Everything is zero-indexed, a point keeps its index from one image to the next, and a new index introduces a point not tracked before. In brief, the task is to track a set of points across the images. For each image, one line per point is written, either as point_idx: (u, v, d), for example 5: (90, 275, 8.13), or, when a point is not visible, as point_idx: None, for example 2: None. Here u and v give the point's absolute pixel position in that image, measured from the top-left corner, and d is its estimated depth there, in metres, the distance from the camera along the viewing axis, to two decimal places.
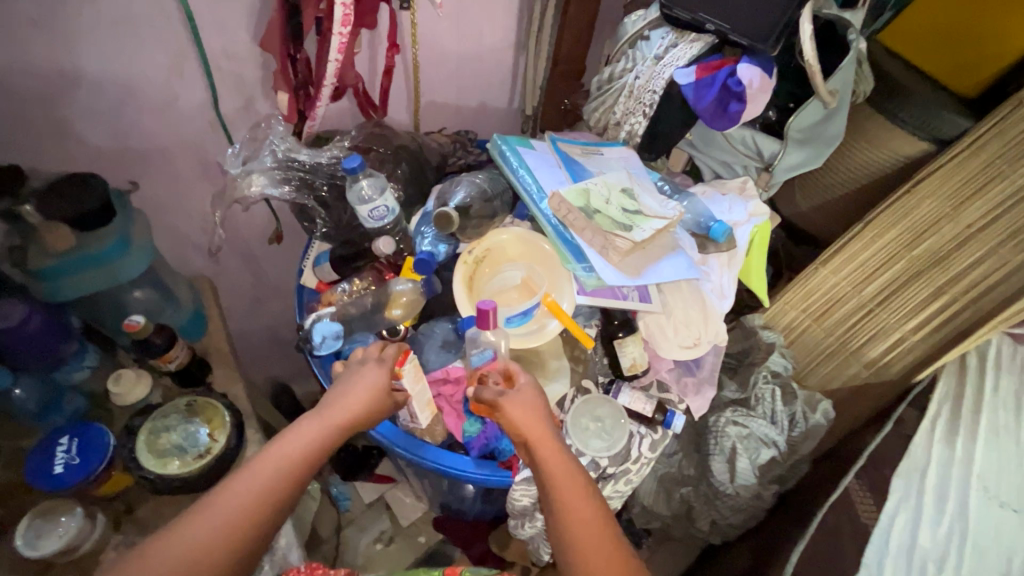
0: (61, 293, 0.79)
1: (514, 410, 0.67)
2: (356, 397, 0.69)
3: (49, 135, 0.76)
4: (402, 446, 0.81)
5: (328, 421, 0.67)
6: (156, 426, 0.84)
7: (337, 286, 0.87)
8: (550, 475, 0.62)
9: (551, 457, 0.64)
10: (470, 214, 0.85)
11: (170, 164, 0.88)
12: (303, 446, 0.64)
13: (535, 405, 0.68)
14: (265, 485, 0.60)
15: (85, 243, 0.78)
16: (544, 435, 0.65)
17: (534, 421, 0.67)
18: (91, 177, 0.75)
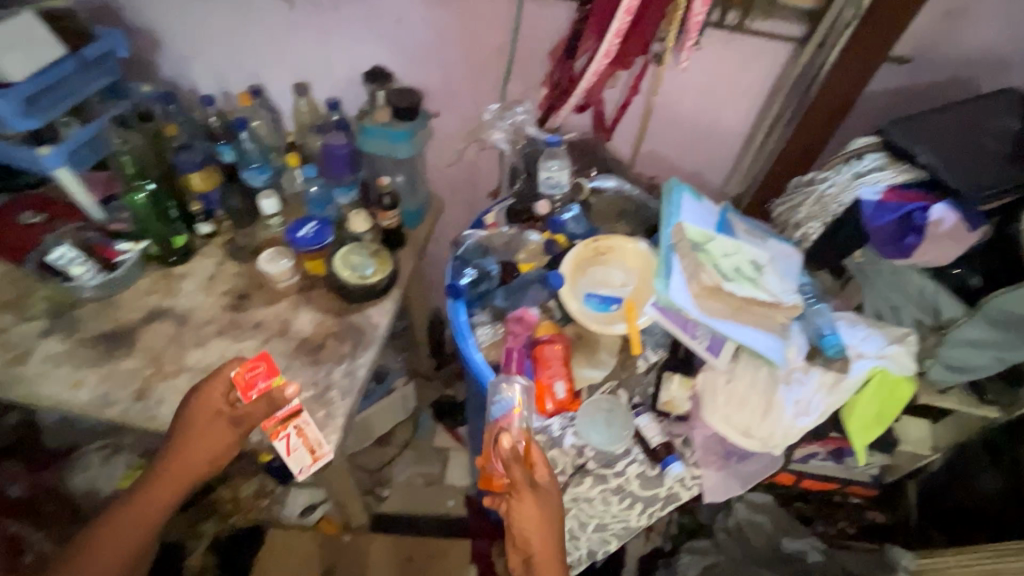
0: (365, 143, 1.24)
1: (526, 511, 0.77)
2: (191, 454, 0.94)
3: (415, 65, 1.25)
4: (461, 343, 1.03)
5: (174, 467, 0.94)
6: (353, 250, 1.23)
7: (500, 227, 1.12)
8: (538, 568, 0.76)
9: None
10: (603, 195, 1.09)
11: (462, 112, 1.32)
12: (164, 490, 0.94)
13: (545, 510, 0.77)
14: (134, 526, 0.92)
15: (392, 123, 1.22)
16: (548, 554, 0.76)
17: (544, 528, 0.77)
18: (416, 94, 1.21)
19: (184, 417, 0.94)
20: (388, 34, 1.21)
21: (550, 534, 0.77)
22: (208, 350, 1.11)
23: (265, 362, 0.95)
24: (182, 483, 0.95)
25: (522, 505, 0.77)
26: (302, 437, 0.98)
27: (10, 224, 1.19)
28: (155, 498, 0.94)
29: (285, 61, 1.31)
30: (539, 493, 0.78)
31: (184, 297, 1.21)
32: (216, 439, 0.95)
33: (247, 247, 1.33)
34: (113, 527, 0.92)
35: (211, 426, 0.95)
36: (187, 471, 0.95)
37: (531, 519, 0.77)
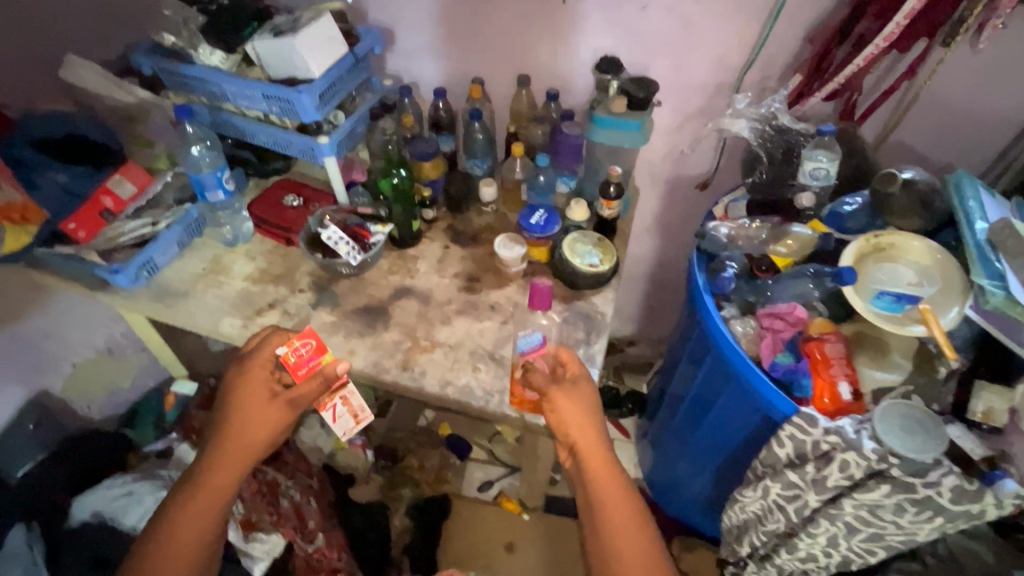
0: (595, 133, 1.25)
1: (563, 403, 0.97)
2: (250, 433, 1.00)
3: (649, 54, 1.25)
4: (711, 333, 1.02)
5: (233, 449, 1.00)
6: (578, 238, 1.27)
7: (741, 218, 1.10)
8: (588, 453, 0.95)
9: (596, 461, 0.95)
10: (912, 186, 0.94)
11: (687, 102, 1.30)
12: (224, 475, 0.99)
13: (583, 406, 0.98)
14: (195, 514, 0.96)
15: (627, 113, 1.23)
16: (588, 439, 0.95)
17: (587, 425, 0.96)
18: (653, 83, 1.21)
19: (238, 398, 1.02)
20: (627, 24, 1.21)
21: (594, 429, 0.97)
22: (454, 327, 1.18)
23: (314, 339, 1.05)
24: (244, 455, 1.00)
25: (562, 406, 0.97)
26: (347, 405, 1.12)
27: (278, 207, 1.34)
28: (218, 480, 0.98)
29: (511, 55, 1.35)
30: (575, 391, 0.99)
31: (421, 277, 1.29)
32: (268, 415, 1.01)
33: (466, 232, 1.40)
34: (178, 517, 0.96)
35: (258, 398, 1.02)
36: (247, 449, 1.00)
37: (574, 419, 0.97)
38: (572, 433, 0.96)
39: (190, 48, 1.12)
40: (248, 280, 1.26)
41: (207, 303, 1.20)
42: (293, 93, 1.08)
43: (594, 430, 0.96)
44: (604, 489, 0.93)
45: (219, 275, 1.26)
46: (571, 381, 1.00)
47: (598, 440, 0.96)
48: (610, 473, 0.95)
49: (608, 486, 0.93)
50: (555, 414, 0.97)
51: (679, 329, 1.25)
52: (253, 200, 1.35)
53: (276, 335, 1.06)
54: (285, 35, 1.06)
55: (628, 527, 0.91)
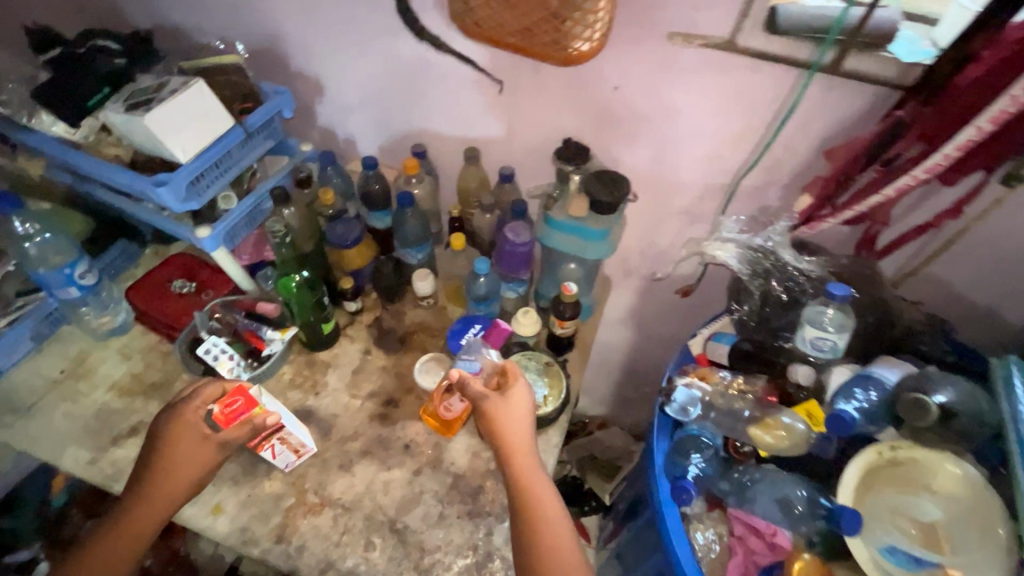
0: (549, 238, 1.01)
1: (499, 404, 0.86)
2: (171, 478, 0.81)
3: (623, 143, 0.99)
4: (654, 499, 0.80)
5: (156, 494, 0.81)
6: (520, 361, 1.05)
7: (719, 370, 0.88)
8: (509, 450, 0.84)
9: (521, 459, 0.83)
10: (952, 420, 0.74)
11: (668, 201, 1.05)
12: (145, 518, 0.81)
13: (523, 414, 0.86)
14: (111, 552, 0.80)
15: (588, 219, 0.98)
16: (514, 441, 0.84)
17: (523, 433, 0.85)
18: (624, 180, 0.95)
19: (162, 451, 0.81)
20: (595, 107, 0.96)
21: (529, 440, 0.85)
22: (354, 475, 0.95)
23: (245, 394, 0.83)
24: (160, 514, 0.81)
25: (498, 419, 0.85)
26: (285, 443, 0.90)
27: (161, 298, 1.10)
28: (138, 523, 0.80)
29: (457, 124, 1.10)
30: (515, 401, 0.86)
31: (327, 395, 1.06)
32: (197, 464, 0.83)
33: (395, 331, 1.17)
34: (96, 553, 0.79)
35: (183, 449, 0.82)
36: (171, 500, 0.81)
37: (512, 431, 0.85)
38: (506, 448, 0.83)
39: (28, 116, 0.88)
40: (114, 391, 1.03)
41: (54, 425, 0.97)
42: (147, 184, 0.83)
43: (527, 441, 0.85)
44: (534, 495, 0.82)
45: (79, 383, 1.03)
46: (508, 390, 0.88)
47: (531, 449, 0.84)
48: (538, 480, 0.83)
49: (537, 488, 0.82)
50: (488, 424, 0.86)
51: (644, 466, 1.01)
52: (130, 288, 1.11)
53: (209, 387, 0.85)
54: (139, 110, 0.82)
55: (559, 530, 0.79)
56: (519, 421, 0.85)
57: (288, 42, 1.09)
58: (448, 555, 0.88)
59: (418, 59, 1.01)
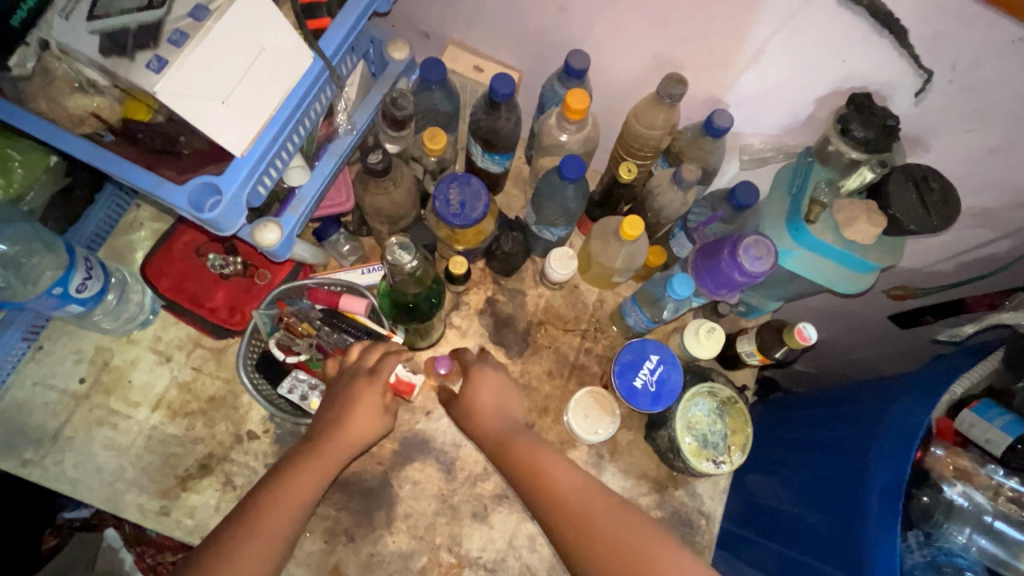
0: (789, 256, 0.67)
1: (472, 390, 0.70)
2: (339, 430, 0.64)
3: (957, 118, 0.59)
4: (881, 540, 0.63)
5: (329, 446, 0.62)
6: (699, 396, 0.79)
7: (987, 464, 0.68)
8: (487, 443, 0.67)
9: (505, 450, 0.65)
10: None
11: (966, 198, 0.69)
12: (304, 490, 0.59)
13: (494, 385, 0.70)
14: (282, 518, 0.57)
15: (864, 246, 0.64)
16: (488, 423, 0.68)
17: (489, 408, 0.69)
18: (953, 194, 0.60)
19: (346, 400, 0.65)
20: (955, 58, 0.54)
21: (501, 412, 0.69)
22: (493, 528, 0.78)
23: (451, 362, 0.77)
24: (327, 471, 0.61)
25: (472, 404, 0.69)
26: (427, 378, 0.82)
27: (202, 285, 0.77)
28: (295, 492, 0.58)
29: (664, 35, 0.65)
30: (478, 376, 0.71)
31: (442, 417, 0.82)
32: (370, 423, 0.65)
33: (516, 323, 0.87)
34: (262, 523, 0.56)
35: (366, 403, 0.65)
36: (343, 456, 0.63)
37: (476, 408, 0.69)
38: (483, 437, 0.68)
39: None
40: (161, 411, 0.77)
41: (96, 462, 0.74)
42: (184, 210, 0.45)
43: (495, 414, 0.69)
44: (544, 468, 0.61)
45: (111, 399, 0.76)
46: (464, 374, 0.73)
47: (505, 423, 0.68)
48: (521, 443, 0.64)
49: (547, 462, 0.62)
50: (466, 415, 0.70)
51: (813, 444, 0.82)
52: (148, 268, 0.75)
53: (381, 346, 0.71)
54: (150, 61, 0.39)
55: (577, 492, 0.59)
56: (492, 400, 0.69)
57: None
58: None
59: None
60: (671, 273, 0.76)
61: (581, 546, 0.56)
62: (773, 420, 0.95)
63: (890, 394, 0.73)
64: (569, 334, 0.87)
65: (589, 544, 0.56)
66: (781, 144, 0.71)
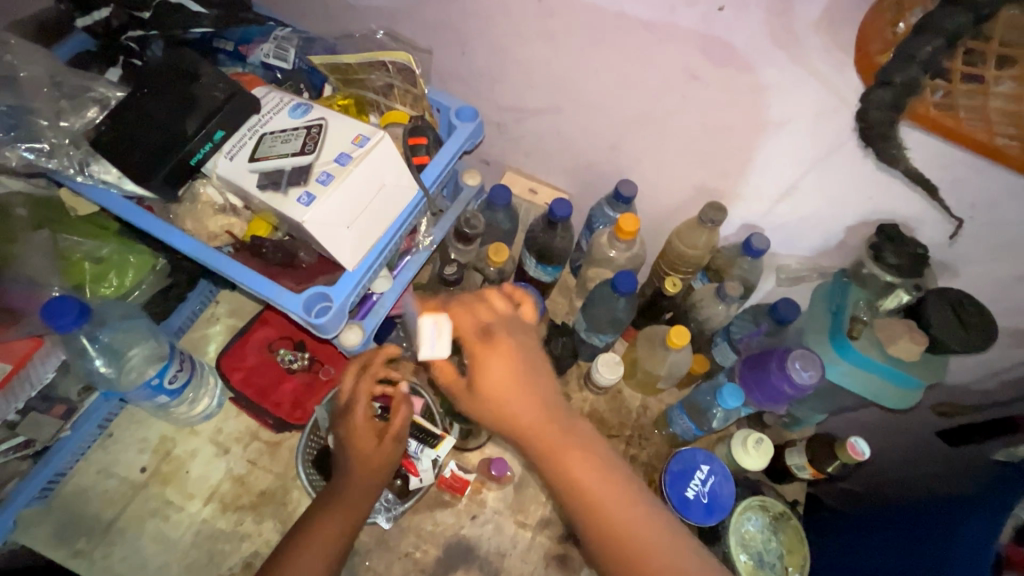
0: (836, 370, 0.70)
1: (491, 370, 0.53)
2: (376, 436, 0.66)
3: (981, 248, 0.65)
4: None
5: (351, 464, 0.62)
6: (750, 510, 0.78)
7: None
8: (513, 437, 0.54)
9: (542, 449, 0.53)
10: None
11: (1000, 318, 0.73)
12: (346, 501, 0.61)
13: (512, 359, 0.54)
14: (328, 524, 0.60)
15: (908, 363, 0.67)
16: (514, 411, 0.53)
17: (507, 390, 0.53)
18: (987, 318, 0.64)
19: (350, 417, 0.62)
20: (974, 201, 0.61)
21: (524, 390, 0.53)
22: None
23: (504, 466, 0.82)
24: (357, 478, 0.61)
25: (486, 393, 0.53)
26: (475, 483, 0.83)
27: (269, 378, 0.82)
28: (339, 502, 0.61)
29: (704, 171, 0.74)
30: (489, 364, 0.53)
31: (487, 522, 0.81)
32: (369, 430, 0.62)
33: None
34: (308, 535, 0.59)
35: (359, 409, 0.62)
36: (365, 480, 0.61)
37: (493, 393, 0.53)
38: (512, 433, 0.53)
39: (79, 171, 0.54)
40: (213, 504, 0.77)
41: (144, 556, 0.74)
42: (297, 314, 0.51)
43: (525, 421, 0.53)
44: (579, 475, 0.52)
45: (168, 489, 0.78)
46: (481, 352, 0.54)
47: (540, 423, 0.53)
48: (569, 453, 0.52)
49: (579, 464, 0.52)
50: (483, 394, 0.53)
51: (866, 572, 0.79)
52: (223, 361, 0.81)
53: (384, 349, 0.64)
54: (298, 195, 0.47)
55: (614, 497, 0.52)
56: (513, 379, 0.53)
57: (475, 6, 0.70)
58: None
59: (692, 79, 0.63)
60: (718, 383, 0.78)
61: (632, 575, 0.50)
62: (825, 540, 0.90)
63: (952, 519, 0.72)
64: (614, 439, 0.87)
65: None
66: (816, 265, 0.78)
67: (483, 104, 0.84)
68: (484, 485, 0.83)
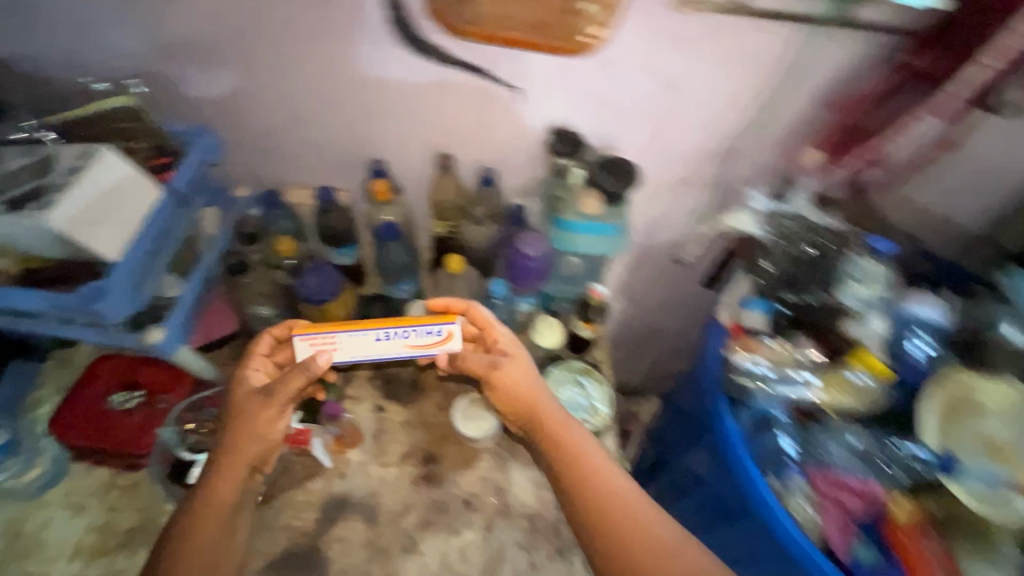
0: (562, 242, 0.93)
1: (519, 365, 0.81)
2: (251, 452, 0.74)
3: (614, 123, 0.91)
4: (718, 415, 0.84)
5: (241, 434, 0.74)
6: (559, 374, 0.99)
7: (762, 338, 0.87)
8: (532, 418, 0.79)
9: (548, 427, 0.77)
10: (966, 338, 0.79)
11: (664, 172, 0.99)
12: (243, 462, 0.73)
13: (526, 364, 0.82)
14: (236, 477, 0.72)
15: (602, 216, 0.91)
16: (529, 390, 0.79)
17: (527, 382, 0.80)
18: (628, 167, 0.88)
19: (254, 400, 0.76)
20: (584, 90, 0.86)
21: (539, 390, 0.80)
22: (422, 554, 0.85)
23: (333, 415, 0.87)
24: (254, 452, 0.74)
25: (512, 378, 0.80)
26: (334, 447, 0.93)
27: (102, 427, 0.85)
28: (244, 457, 0.73)
29: (421, 131, 0.94)
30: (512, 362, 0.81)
31: (355, 475, 0.91)
32: (269, 418, 0.76)
33: (403, 377, 1.02)
34: (220, 484, 0.71)
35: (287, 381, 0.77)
36: (258, 443, 0.75)
37: (514, 380, 0.80)
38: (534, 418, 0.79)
39: None
40: (80, 558, 0.80)
41: None
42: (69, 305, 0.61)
43: (548, 409, 0.79)
44: (569, 446, 0.75)
45: (28, 562, 0.79)
46: (510, 353, 0.83)
47: (539, 409, 0.79)
48: (568, 432, 0.77)
49: (572, 439, 0.76)
50: (512, 380, 0.80)
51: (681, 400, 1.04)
52: (54, 428, 0.85)
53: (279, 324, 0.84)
54: (34, 208, 0.59)
55: (626, 488, 0.72)
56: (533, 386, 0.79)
57: (188, 48, 0.85)
58: None
59: (369, 63, 0.84)
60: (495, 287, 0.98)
61: (599, 521, 0.69)
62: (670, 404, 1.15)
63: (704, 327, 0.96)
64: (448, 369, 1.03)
65: (610, 525, 0.68)
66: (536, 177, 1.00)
67: (242, 138, 0.99)
68: (344, 444, 0.94)
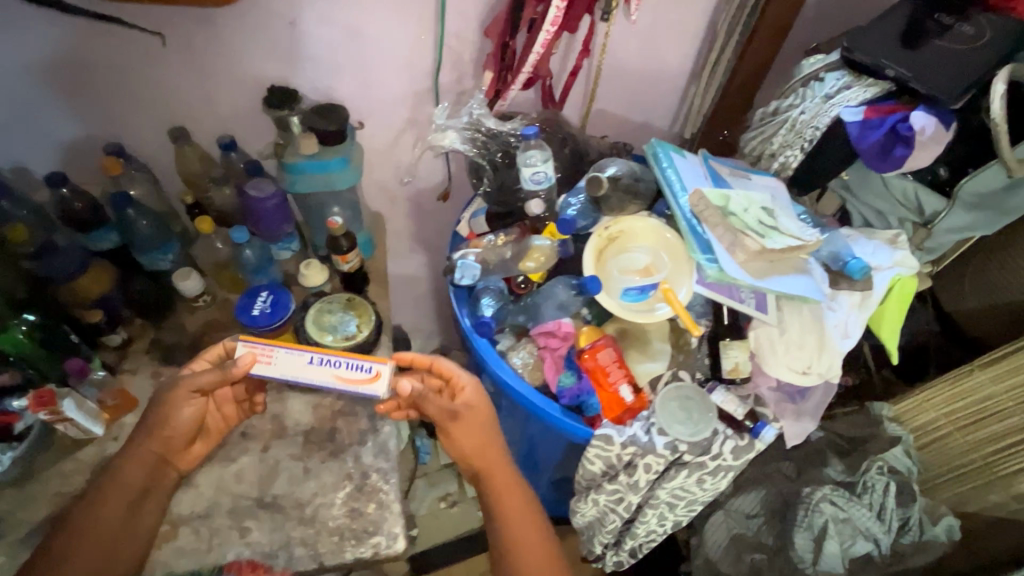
0: (296, 184, 1.04)
1: (477, 414, 0.83)
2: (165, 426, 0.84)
3: (321, 74, 1.04)
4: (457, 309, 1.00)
5: (153, 427, 0.84)
6: (323, 307, 1.03)
7: (484, 236, 1.04)
8: (492, 475, 0.84)
9: (497, 476, 0.84)
10: (618, 185, 0.98)
11: (389, 114, 1.13)
12: (152, 449, 0.84)
13: (484, 417, 0.84)
14: (144, 461, 0.83)
15: (324, 154, 1.03)
16: (494, 458, 0.83)
17: (477, 434, 0.83)
18: (336, 108, 1.02)
19: (167, 402, 0.84)
20: (278, 46, 0.98)
21: (486, 439, 0.84)
22: (200, 486, 0.90)
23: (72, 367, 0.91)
24: (165, 438, 0.85)
25: (463, 430, 0.83)
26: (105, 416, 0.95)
27: None
28: (159, 439, 0.84)
29: (147, 108, 1.02)
30: (469, 408, 0.84)
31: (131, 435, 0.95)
32: (183, 413, 0.86)
33: (182, 342, 1.07)
34: (128, 463, 0.82)
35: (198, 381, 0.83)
36: (172, 434, 0.85)
37: (463, 434, 0.83)
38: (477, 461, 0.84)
39: None
40: None
41: None
42: None
43: (498, 456, 0.84)
44: (498, 485, 0.84)
45: None
46: (469, 404, 0.83)
47: (514, 484, 0.84)
48: (496, 470, 0.84)
49: (507, 481, 0.84)
50: (463, 434, 0.83)
51: None
52: None
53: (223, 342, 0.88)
54: None
55: (516, 496, 0.84)
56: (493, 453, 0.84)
57: None
58: (326, 496, 0.90)
59: (64, 43, 0.91)
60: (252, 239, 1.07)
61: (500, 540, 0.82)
62: None
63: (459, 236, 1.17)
64: (226, 326, 1.09)
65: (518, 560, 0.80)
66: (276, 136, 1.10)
67: None
68: (117, 411, 0.96)
